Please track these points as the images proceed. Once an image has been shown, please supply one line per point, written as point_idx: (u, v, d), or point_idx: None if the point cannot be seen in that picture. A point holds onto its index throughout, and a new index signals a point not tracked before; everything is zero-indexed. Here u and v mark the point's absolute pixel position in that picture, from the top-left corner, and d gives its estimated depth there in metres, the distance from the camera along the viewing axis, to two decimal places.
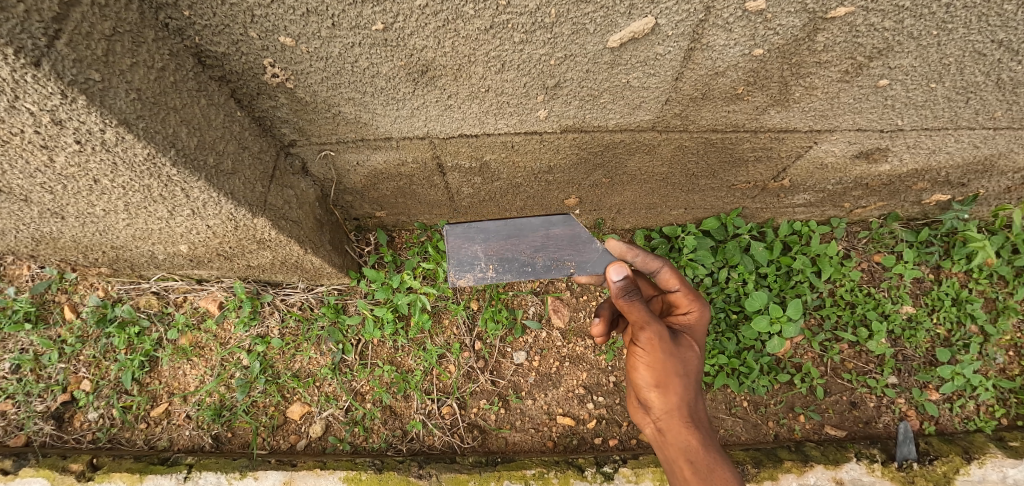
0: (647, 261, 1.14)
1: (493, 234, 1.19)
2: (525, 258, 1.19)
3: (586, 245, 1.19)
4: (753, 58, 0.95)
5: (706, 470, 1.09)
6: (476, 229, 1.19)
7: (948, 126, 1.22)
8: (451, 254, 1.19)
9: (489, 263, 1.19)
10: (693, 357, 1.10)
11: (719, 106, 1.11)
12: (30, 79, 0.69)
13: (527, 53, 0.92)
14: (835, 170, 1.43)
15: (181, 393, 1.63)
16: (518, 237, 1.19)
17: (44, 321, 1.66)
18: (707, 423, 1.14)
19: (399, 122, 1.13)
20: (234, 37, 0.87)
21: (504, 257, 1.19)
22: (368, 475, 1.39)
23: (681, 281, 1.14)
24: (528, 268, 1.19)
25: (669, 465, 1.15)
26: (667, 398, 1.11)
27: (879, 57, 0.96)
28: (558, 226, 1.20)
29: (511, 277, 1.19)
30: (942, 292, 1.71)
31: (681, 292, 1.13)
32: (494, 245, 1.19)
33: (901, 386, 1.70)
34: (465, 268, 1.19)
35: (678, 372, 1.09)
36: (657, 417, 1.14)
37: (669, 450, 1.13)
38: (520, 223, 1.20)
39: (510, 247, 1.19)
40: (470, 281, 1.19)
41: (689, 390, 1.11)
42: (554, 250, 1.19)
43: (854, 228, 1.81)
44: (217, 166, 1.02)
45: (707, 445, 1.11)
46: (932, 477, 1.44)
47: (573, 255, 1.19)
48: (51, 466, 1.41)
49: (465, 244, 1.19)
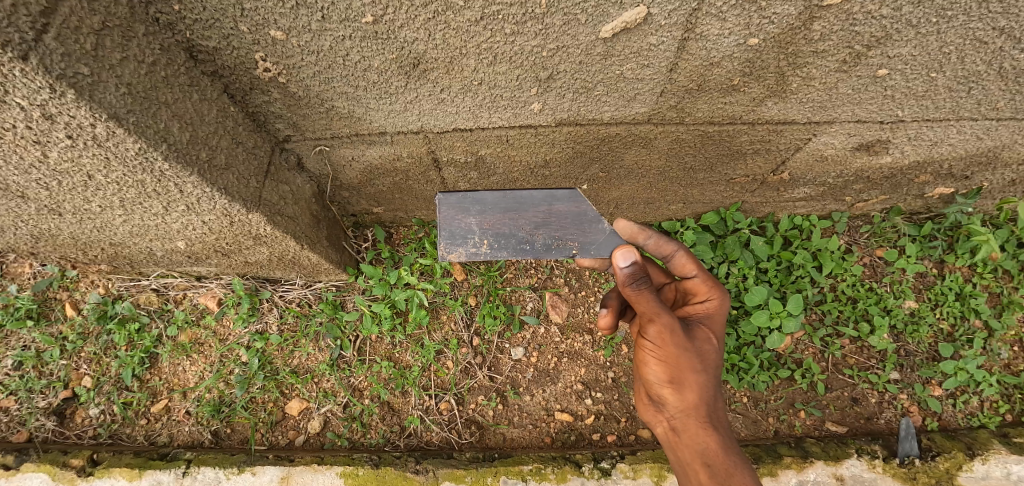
0: (660, 243, 1.13)
1: (491, 207, 1.18)
2: (523, 234, 1.18)
3: (591, 225, 1.19)
4: (749, 48, 0.94)
5: (725, 475, 1.06)
6: (473, 200, 1.18)
7: (950, 117, 1.20)
8: (443, 224, 1.18)
9: (484, 238, 1.18)
10: (709, 351, 1.09)
11: (714, 98, 1.10)
12: (19, 73, 0.69)
13: (519, 45, 0.91)
14: (836, 163, 1.41)
15: (180, 389, 1.64)
16: (517, 211, 1.19)
17: (46, 318, 1.67)
18: (725, 422, 1.12)
19: (393, 116, 1.13)
20: (225, 32, 0.86)
21: (500, 233, 1.18)
22: (366, 471, 1.39)
23: (698, 266, 1.16)
24: (527, 246, 1.18)
25: (682, 467, 1.13)
26: (681, 396, 1.10)
27: (877, 46, 0.95)
28: (562, 202, 1.20)
29: (507, 254, 1.18)
30: (945, 287, 1.69)
31: (699, 279, 1.14)
32: (491, 219, 1.18)
33: (903, 382, 1.68)
34: (457, 242, 1.17)
35: (693, 368, 1.07)
36: (671, 416, 1.13)
37: (683, 451, 1.12)
38: (522, 197, 1.19)
39: (508, 222, 1.18)
40: (461, 256, 1.18)
41: (705, 387, 1.09)
42: (556, 228, 1.19)
43: (855, 222, 1.79)
44: (210, 161, 1.01)
45: (725, 447, 1.09)
46: (934, 473, 1.43)
47: (577, 235, 1.19)
48: (52, 462, 1.42)
49: (460, 215, 1.17)
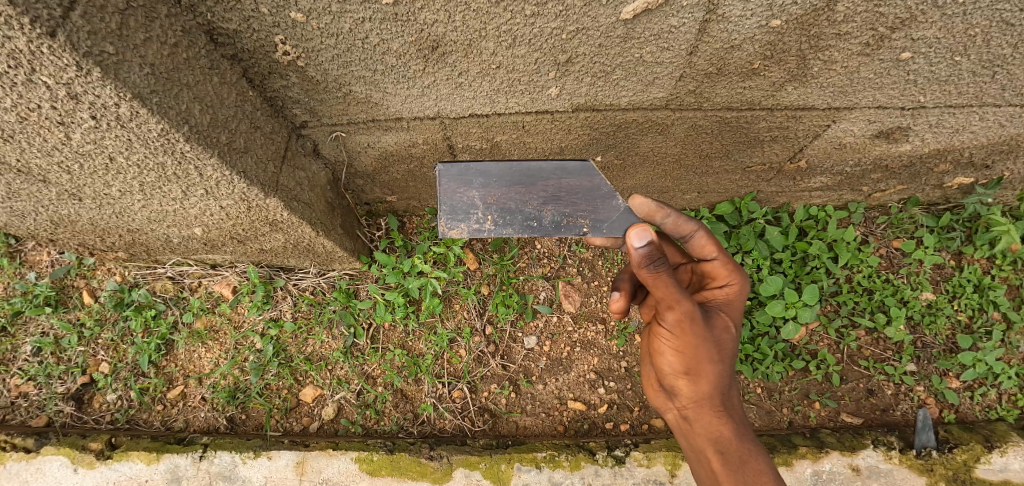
0: (678, 223, 1.10)
1: (496, 180, 1.16)
2: (530, 211, 1.16)
3: (603, 201, 1.16)
4: (771, 30, 0.93)
5: (739, 461, 1.07)
6: (476, 172, 1.16)
7: (973, 103, 1.18)
8: (444, 198, 1.16)
9: (487, 213, 1.16)
10: (726, 339, 1.08)
11: (734, 82, 1.09)
12: (46, 50, 0.69)
13: (539, 27, 0.90)
14: (854, 151, 1.39)
15: (196, 375, 1.66)
16: (524, 185, 1.17)
17: (64, 305, 1.69)
18: (739, 411, 1.13)
19: (410, 101, 1.13)
20: (246, 14, 0.86)
21: (505, 208, 1.16)
22: (380, 456, 1.41)
23: (718, 249, 1.12)
24: (533, 223, 1.16)
25: (695, 454, 1.14)
26: (696, 385, 1.09)
27: (901, 28, 0.93)
28: (572, 176, 1.17)
29: (512, 230, 1.16)
30: (963, 279, 1.67)
31: (719, 262, 1.12)
32: (496, 193, 1.16)
33: (920, 374, 1.66)
34: (458, 217, 1.16)
35: (711, 358, 1.06)
36: (685, 405, 1.13)
37: (696, 439, 1.13)
38: (530, 169, 1.17)
39: (514, 197, 1.16)
40: (463, 232, 1.16)
41: (721, 377, 1.09)
42: (565, 203, 1.16)
43: (871, 213, 1.77)
44: (230, 144, 1.02)
45: (739, 435, 1.10)
46: (951, 465, 1.41)
47: (588, 212, 1.16)
48: (71, 445, 1.44)
49: (462, 188, 1.16)
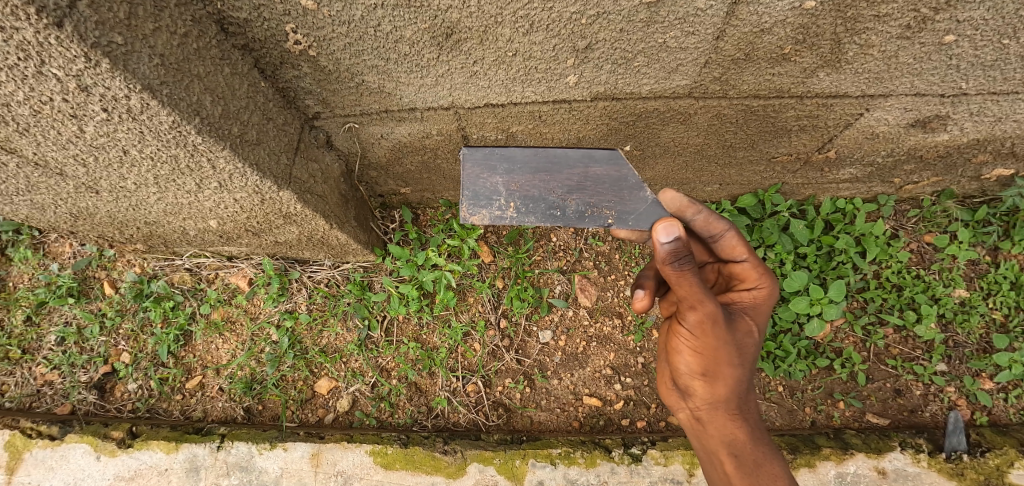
0: (709, 220, 1.09)
1: (520, 167, 1.11)
2: (553, 199, 1.10)
3: (630, 192, 1.09)
4: (804, 12, 0.87)
5: (753, 465, 1.06)
6: (501, 158, 1.11)
7: (1019, 90, 1.10)
8: (467, 183, 1.11)
9: (509, 200, 1.10)
10: (748, 344, 1.05)
11: (762, 68, 1.03)
12: (54, 41, 0.68)
13: (557, 12, 0.86)
14: (887, 141, 1.33)
15: (214, 366, 1.67)
16: (550, 173, 1.10)
17: (86, 296, 1.72)
18: (755, 415, 1.11)
19: (423, 91, 1.10)
20: (256, 3, 0.84)
21: (527, 196, 1.10)
22: (394, 450, 1.40)
23: (748, 251, 1.08)
24: (555, 212, 1.10)
25: (708, 455, 1.13)
26: (712, 388, 1.06)
27: (946, 9, 0.87)
28: (599, 165, 1.11)
29: (535, 219, 1.10)
30: (999, 276, 1.59)
31: (749, 264, 1.08)
32: (519, 180, 1.11)
33: (950, 374, 1.59)
34: (480, 203, 1.11)
35: (730, 362, 1.03)
36: (698, 406, 1.10)
37: (709, 440, 1.11)
38: (555, 156, 1.11)
39: (538, 184, 1.10)
40: (484, 219, 1.11)
41: (740, 381, 1.06)
42: (590, 193, 1.09)
43: (902, 206, 1.70)
44: (242, 136, 1.00)
45: (754, 438, 1.08)
46: (983, 469, 1.36)
47: (614, 203, 1.09)
48: (93, 433, 1.47)
49: (485, 173, 1.11)
